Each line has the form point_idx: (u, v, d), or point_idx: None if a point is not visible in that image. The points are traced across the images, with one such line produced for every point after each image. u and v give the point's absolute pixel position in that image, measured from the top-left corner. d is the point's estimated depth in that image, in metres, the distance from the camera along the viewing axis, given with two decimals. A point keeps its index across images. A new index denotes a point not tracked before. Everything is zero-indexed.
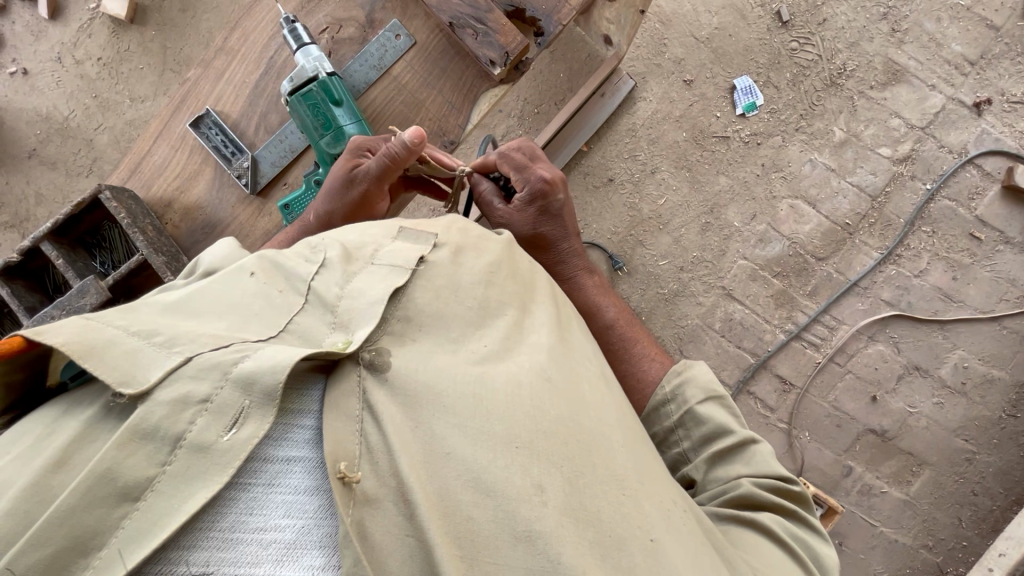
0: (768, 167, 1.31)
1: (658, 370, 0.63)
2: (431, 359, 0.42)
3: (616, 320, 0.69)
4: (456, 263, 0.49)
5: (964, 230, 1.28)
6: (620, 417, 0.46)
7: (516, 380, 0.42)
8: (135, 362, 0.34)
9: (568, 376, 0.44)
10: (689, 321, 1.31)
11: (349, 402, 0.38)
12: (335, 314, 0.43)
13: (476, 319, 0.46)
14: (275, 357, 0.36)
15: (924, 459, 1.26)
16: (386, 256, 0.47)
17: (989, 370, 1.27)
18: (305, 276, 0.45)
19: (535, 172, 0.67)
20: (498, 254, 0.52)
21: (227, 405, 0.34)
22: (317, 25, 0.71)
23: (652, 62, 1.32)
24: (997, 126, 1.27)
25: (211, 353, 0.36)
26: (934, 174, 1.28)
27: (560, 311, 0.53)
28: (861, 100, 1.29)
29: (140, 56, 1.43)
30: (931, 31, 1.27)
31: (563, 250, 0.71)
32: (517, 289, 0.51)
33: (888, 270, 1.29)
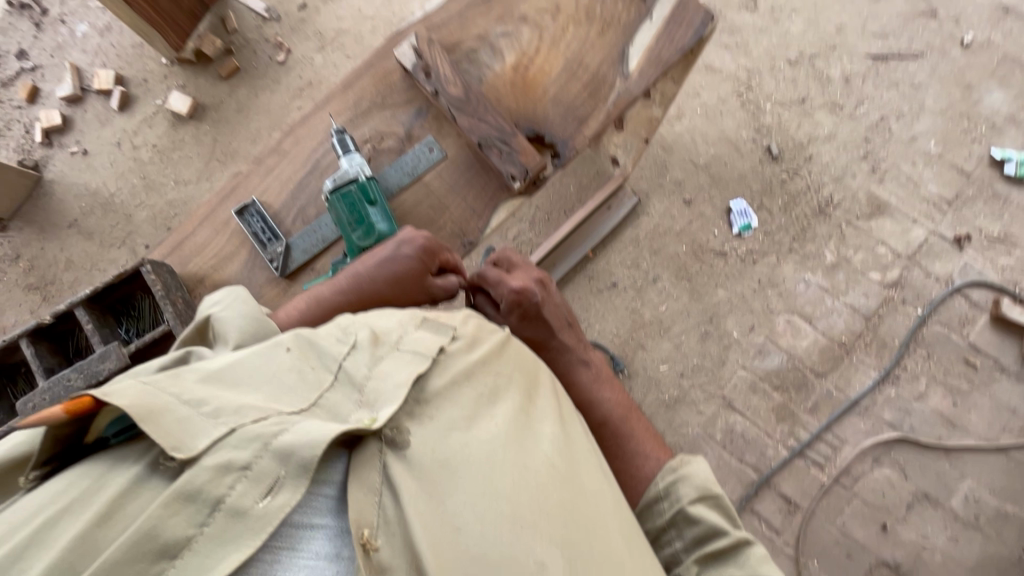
0: (764, 283, 1.38)
1: (654, 467, 0.63)
2: (445, 439, 0.45)
3: (612, 413, 0.69)
4: (471, 351, 0.52)
5: (958, 355, 1.31)
6: (615, 506, 0.49)
7: (524, 464, 0.45)
8: (185, 429, 0.39)
9: (570, 463, 0.48)
10: (690, 429, 1.31)
11: (372, 475, 0.42)
12: (362, 392, 0.46)
13: (487, 402, 0.49)
14: (311, 432, 0.40)
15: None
16: (410, 343, 0.51)
17: (1002, 505, 1.22)
18: (336, 355, 0.48)
19: (506, 286, 0.72)
20: (508, 346, 0.55)
21: (266, 472, 0.38)
22: (362, 135, 0.80)
23: (655, 182, 1.44)
24: (980, 260, 1.35)
25: (253, 424, 0.40)
26: (924, 300, 1.34)
27: (562, 400, 0.55)
28: (849, 229, 1.39)
29: (192, 146, 1.58)
30: (908, 173, 1.40)
31: (557, 346, 0.72)
32: (524, 374, 0.54)
33: (887, 391, 1.30)
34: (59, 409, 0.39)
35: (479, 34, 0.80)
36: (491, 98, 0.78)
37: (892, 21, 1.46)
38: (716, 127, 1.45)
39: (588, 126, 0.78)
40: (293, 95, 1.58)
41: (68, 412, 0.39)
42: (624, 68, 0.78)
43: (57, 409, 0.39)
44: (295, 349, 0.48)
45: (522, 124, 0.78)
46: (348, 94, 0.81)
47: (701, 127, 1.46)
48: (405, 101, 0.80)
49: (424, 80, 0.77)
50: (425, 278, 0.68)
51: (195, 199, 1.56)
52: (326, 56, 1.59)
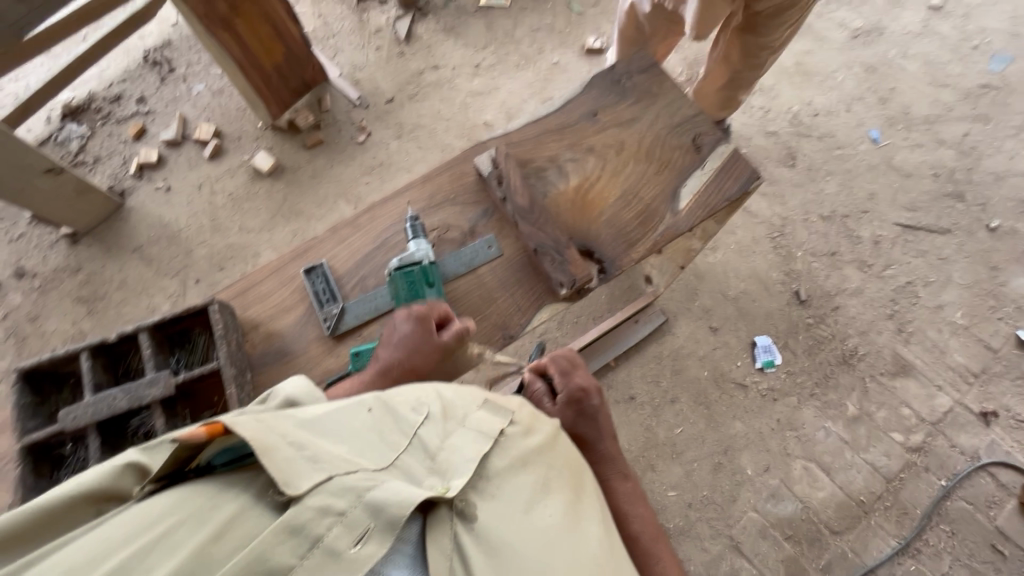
0: (783, 423, 1.37)
1: None
2: (510, 522, 0.51)
3: (643, 531, 0.68)
4: (526, 437, 0.59)
5: (984, 538, 1.24)
6: None
7: (579, 558, 0.50)
8: (291, 468, 0.45)
9: (617, 564, 0.52)
10: (691, 567, 1.25)
11: (445, 543, 0.47)
12: (433, 461, 0.54)
13: (542, 491, 0.55)
14: (400, 493, 0.46)
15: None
16: (474, 421, 0.58)
17: None
18: (413, 423, 0.56)
19: (574, 379, 0.77)
20: (557, 438, 0.62)
21: (360, 520, 0.43)
22: (430, 223, 0.89)
23: (684, 305, 1.49)
24: (1006, 439, 1.33)
25: (348, 477, 0.46)
26: (948, 471, 1.30)
27: (603, 503, 0.60)
28: (873, 384, 1.39)
29: (263, 199, 1.73)
30: (934, 339, 1.43)
31: (602, 450, 0.75)
32: (575, 471, 0.60)
33: (906, 564, 1.23)
34: (200, 430, 0.46)
35: (550, 156, 0.91)
36: (552, 212, 0.87)
37: (922, 197, 1.58)
38: (747, 264, 1.53)
39: (637, 249, 0.85)
40: (364, 172, 1.74)
41: (207, 433, 0.46)
42: (675, 206, 0.87)
43: (200, 429, 0.46)
44: (376, 411, 0.56)
45: (577, 238, 0.86)
46: (425, 187, 0.91)
47: (733, 262, 1.53)
48: (475, 201, 0.90)
49: (496, 186, 0.87)
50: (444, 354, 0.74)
51: (253, 247, 1.68)
52: (401, 143, 1.77)
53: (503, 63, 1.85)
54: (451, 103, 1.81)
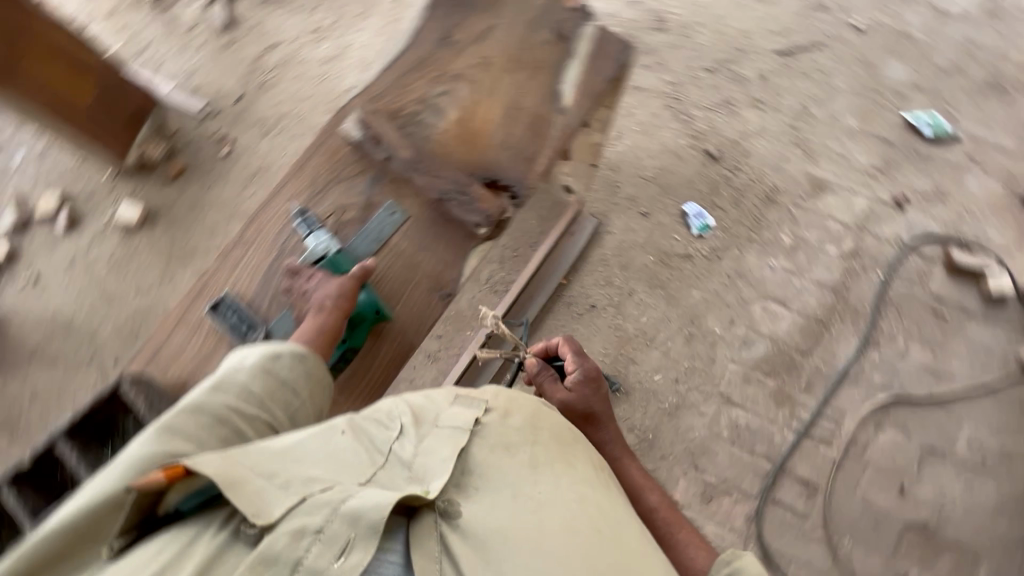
0: (734, 276, 1.43)
1: (704, 559, 0.80)
2: (494, 507, 0.59)
3: (659, 507, 0.87)
4: (504, 421, 0.67)
5: (925, 308, 1.39)
6: (646, 549, 0.61)
7: (565, 523, 0.58)
8: (266, 499, 0.53)
9: (605, 517, 0.61)
10: (697, 433, 1.33)
11: (430, 545, 0.55)
12: (411, 469, 0.61)
13: (529, 470, 0.63)
14: (374, 499, 0.54)
15: (965, 547, 1.26)
16: (448, 419, 0.66)
17: (1002, 444, 1.32)
18: (386, 440, 0.64)
19: (586, 361, 0.95)
20: (540, 412, 0.70)
21: (339, 534, 0.52)
22: (323, 209, 0.82)
23: (611, 201, 1.49)
24: (920, 217, 1.45)
25: (322, 497, 0.54)
26: (881, 263, 1.42)
27: (593, 456, 0.70)
28: (798, 210, 1.46)
29: (148, 252, 1.56)
30: (838, 149, 1.50)
31: (610, 431, 0.93)
32: (558, 441, 0.67)
33: (872, 356, 1.36)
34: (159, 475, 0.52)
35: (419, 97, 0.84)
36: (442, 155, 0.82)
37: (789, 19, 1.60)
38: (655, 140, 1.53)
39: (537, 164, 0.81)
40: (245, 183, 1.59)
41: (166, 477, 0.52)
42: (559, 104, 0.83)
43: (158, 475, 0.52)
44: (348, 432, 0.63)
45: (476, 173, 0.81)
46: (303, 173, 0.83)
47: (641, 143, 1.53)
48: (359, 170, 0.83)
49: (376, 148, 0.82)
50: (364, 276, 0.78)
51: (157, 305, 1.52)
52: (271, 141, 1.61)
53: (344, 19, 1.70)
54: (306, 79, 1.65)
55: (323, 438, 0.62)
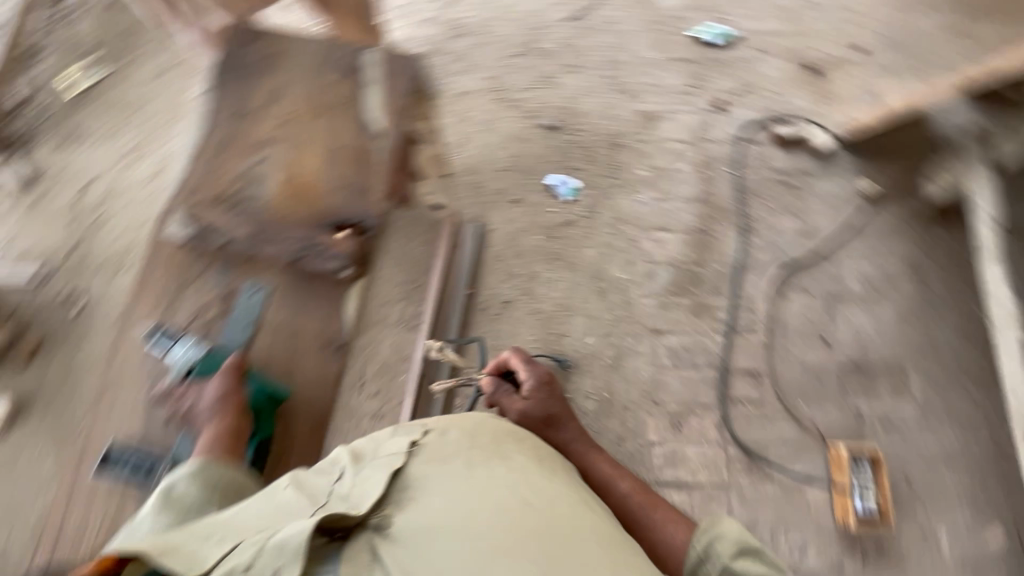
0: (615, 223, 1.54)
1: (679, 532, 0.93)
2: (426, 507, 0.72)
3: (629, 491, 1.02)
4: (440, 437, 0.81)
5: (776, 182, 1.58)
6: (564, 508, 0.75)
7: (491, 502, 0.72)
8: (199, 555, 0.69)
9: (529, 492, 0.75)
10: (645, 372, 1.43)
11: (362, 553, 0.69)
12: (350, 499, 0.73)
13: (464, 469, 0.77)
14: (293, 531, 0.67)
15: (888, 364, 1.44)
16: (385, 451, 0.80)
17: (882, 267, 1.52)
18: (327, 486, 0.78)
19: (536, 370, 1.14)
20: (477, 424, 0.85)
21: (267, 564, 0.66)
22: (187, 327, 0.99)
23: (482, 201, 1.54)
24: (740, 110, 1.64)
25: (252, 544, 0.69)
26: (726, 161, 1.59)
27: (526, 444, 0.85)
28: (644, 145, 1.60)
29: (24, 448, 1.35)
30: (652, 81, 1.67)
31: (572, 429, 1.10)
32: (491, 441, 0.82)
33: (754, 240, 1.53)
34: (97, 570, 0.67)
35: (237, 174, 0.96)
36: (281, 216, 0.97)
37: None
38: (499, 132, 1.60)
39: (373, 191, 0.97)
40: (114, 330, 1.46)
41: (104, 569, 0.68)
42: (372, 131, 0.99)
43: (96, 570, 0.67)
44: (291, 489, 0.78)
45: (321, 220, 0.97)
46: (157, 286, 0.97)
47: (488, 139, 1.60)
48: (209, 267, 0.99)
49: (217, 235, 0.97)
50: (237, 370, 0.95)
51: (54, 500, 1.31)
52: (126, 277, 1.50)
53: (154, 130, 1.63)
54: (138, 203, 1.56)
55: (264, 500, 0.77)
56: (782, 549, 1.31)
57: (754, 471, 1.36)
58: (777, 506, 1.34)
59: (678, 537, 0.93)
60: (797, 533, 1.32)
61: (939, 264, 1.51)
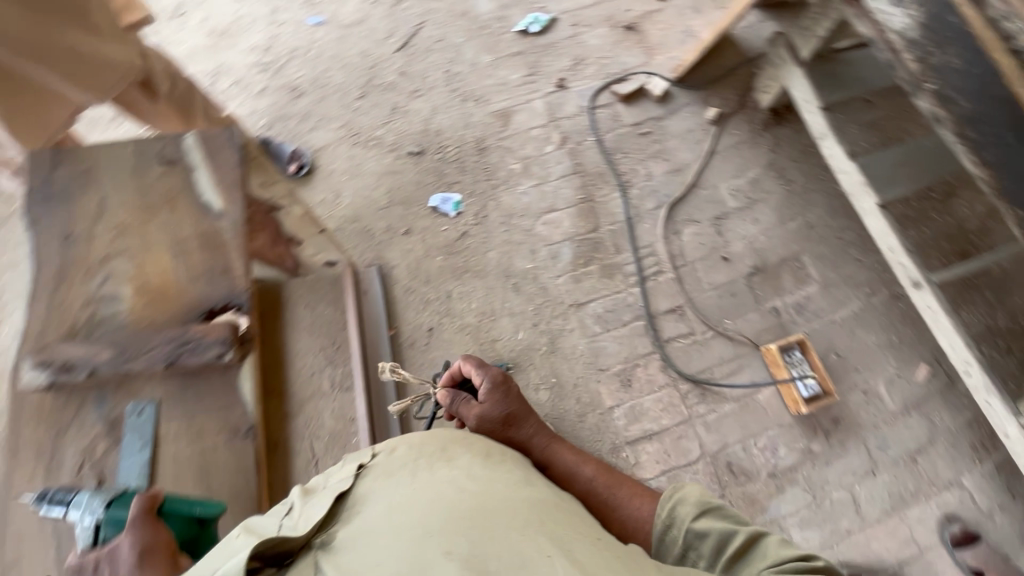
0: (506, 219, 1.59)
1: (647, 505, 0.95)
2: (371, 511, 0.75)
3: (594, 477, 1.03)
4: (388, 455, 0.86)
5: (634, 135, 1.70)
6: (505, 488, 0.77)
7: (430, 491, 0.75)
8: None
9: (470, 480, 0.78)
10: (581, 344, 1.47)
11: (307, 565, 0.69)
12: (298, 523, 0.75)
13: (409, 474, 0.80)
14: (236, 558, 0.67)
15: (783, 258, 1.57)
16: (335, 483, 0.83)
17: (747, 177, 1.66)
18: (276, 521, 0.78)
19: (490, 372, 1.11)
20: (425, 436, 0.90)
21: None
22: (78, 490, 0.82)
23: (375, 243, 1.55)
24: (581, 83, 1.76)
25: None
26: (585, 130, 1.70)
27: (472, 444, 0.89)
28: (508, 141, 1.68)
29: None
30: (496, 82, 1.76)
31: (533, 425, 1.09)
32: (435, 446, 0.86)
33: (633, 192, 1.64)
34: None
35: (87, 301, 0.92)
36: (145, 327, 0.92)
37: (386, 22, 1.81)
38: (369, 173, 1.62)
39: (235, 269, 0.94)
40: None
41: None
42: (214, 212, 0.98)
43: None
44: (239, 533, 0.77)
45: (188, 313, 0.93)
46: (32, 441, 0.89)
47: (360, 183, 1.61)
48: (81, 402, 0.91)
49: (75, 371, 0.89)
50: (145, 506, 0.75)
51: None
52: None
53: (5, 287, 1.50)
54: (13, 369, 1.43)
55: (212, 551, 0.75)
56: (756, 455, 1.39)
57: (708, 397, 1.43)
58: (738, 419, 1.42)
59: (643, 510, 0.95)
60: (764, 437, 1.40)
61: (792, 158, 1.68)
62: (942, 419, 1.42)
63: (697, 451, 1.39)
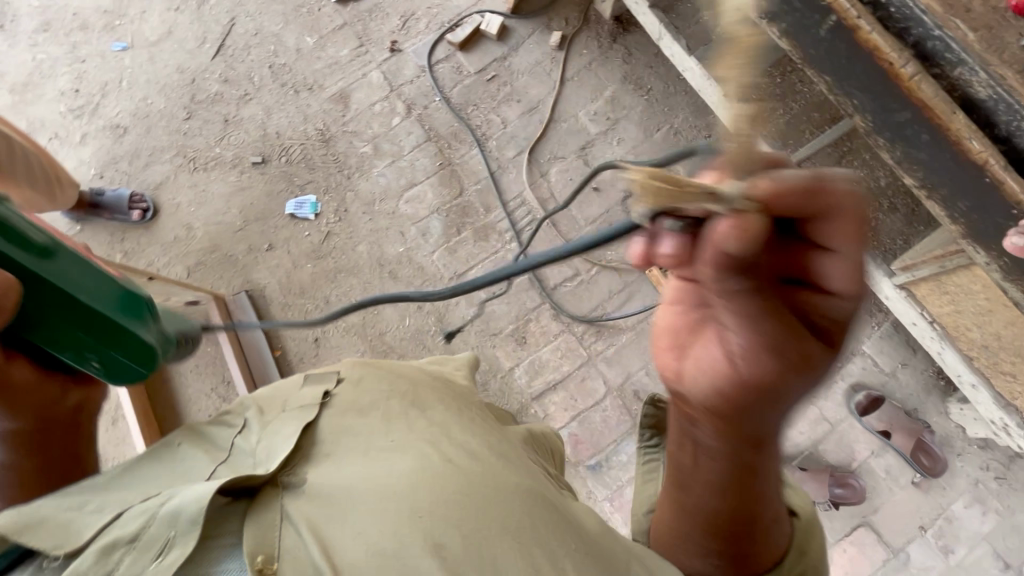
0: (368, 207, 1.53)
1: (785, 535, 0.70)
2: (342, 465, 0.64)
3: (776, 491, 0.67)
4: (356, 391, 0.74)
5: (481, 83, 1.61)
6: (490, 454, 0.68)
7: (409, 457, 0.64)
8: (67, 530, 0.55)
9: (455, 443, 0.68)
10: (469, 314, 1.44)
11: (274, 516, 0.57)
12: (256, 454, 0.66)
13: (384, 427, 0.69)
14: (194, 494, 0.54)
15: None
16: (294, 403, 0.72)
17: (604, 98, 1.58)
18: (228, 441, 0.70)
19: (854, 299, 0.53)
20: (395, 385, 0.77)
21: (158, 535, 0.53)
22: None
23: (241, 267, 1.49)
24: (415, 41, 1.65)
25: (139, 505, 0.57)
26: (430, 91, 1.60)
27: (444, 400, 0.77)
28: (351, 124, 1.59)
29: None
30: (326, 63, 1.64)
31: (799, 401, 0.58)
32: (411, 399, 0.75)
33: (492, 144, 1.56)
34: None
35: None
36: None
37: (195, 28, 1.67)
38: (216, 196, 1.54)
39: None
40: None
41: None
42: None
43: None
44: (184, 442, 0.69)
45: None
46: None
47: (210, 208, 1.53)
48: None
49: None
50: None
51: None
52: None
53: None
54: None
55: (158, 455, 0.68)
56: None
57: (604, 332, 1.42)
58: (637, 347, 1.41)
59: (784, 535, 0.69)
60: None
61: (647, 65, 1.59)
62: None
63: (603, 388, 1.40)
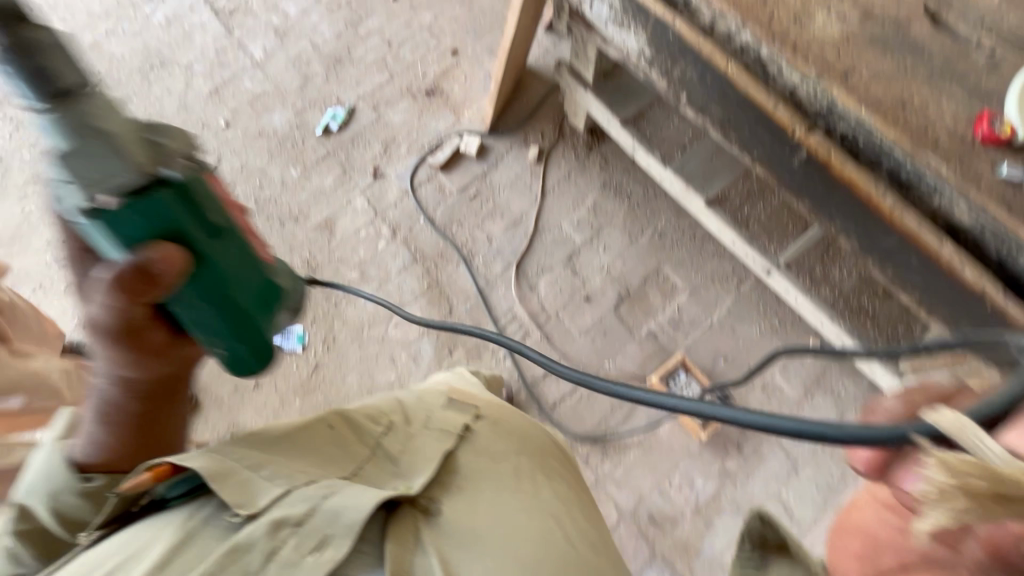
0: (355, 335, 1.49)
1: None
2: (477, 505, 0.68)
3: None
4: (491, 430, 0.78)
5: (464, 200, 1.63)
6: (595, 537, 0.73)
7: (532, 520, 0.68)
8: (247, 492, 0.62)
9: (569, 518, 0.72)
10: None
11: (410, 544, 0.62)
12: (400, 465, 0.71)
13: (514, 478, 0.73)
14: (357, 500, 0.61)
15: (645, 277, 1.51)
16: (437, 422, 0.77)
17: (586, 206, 1.60)
18: (376, 433, 0.76)
19: None
20: (524, 437, 0.80)
21: (320, 529, 0.59)
22: (118, 129, 0.55)
23: (226, 409, 1.43)
24: (397, 165, 1.69)
25: (305, 487, 0.64)
26: (415, 212, 1.63)
27: (560, 466, 0.81)
28: (337, 252, 1.59)
29: None
30: (311, 193, 1.67)
31: None
32: (537, 458, 0.78)
33: (479, 260, 1.56)
34: (146, 476, 0.62)
35: None
36: None
37: None
38: None
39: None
40: None
41: (153, 476, 0.62)
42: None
43: (145, 477, 0.62)
44: (335, 425, 0.75)
45: None
46: None
47: None
48: None
49: None
50: (136, 291, 0.60)
51: None
52: None
53: None
54: None
55: (309, 429, 0.74)
56: (675, 496, 1.31)
57: (610, 451, 1.35)
58: (647, 465, 1.34)
59: None
60: (677, 473, 1.32)
61: (625, 172, 1.62)
62: (845, 389, 1.37)
63: (615, 514, 1.30)
